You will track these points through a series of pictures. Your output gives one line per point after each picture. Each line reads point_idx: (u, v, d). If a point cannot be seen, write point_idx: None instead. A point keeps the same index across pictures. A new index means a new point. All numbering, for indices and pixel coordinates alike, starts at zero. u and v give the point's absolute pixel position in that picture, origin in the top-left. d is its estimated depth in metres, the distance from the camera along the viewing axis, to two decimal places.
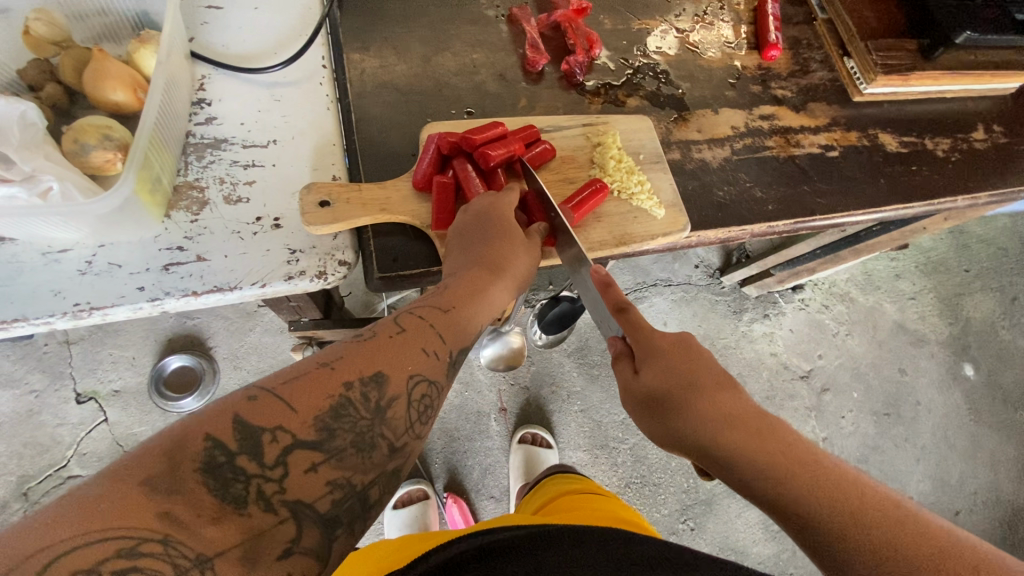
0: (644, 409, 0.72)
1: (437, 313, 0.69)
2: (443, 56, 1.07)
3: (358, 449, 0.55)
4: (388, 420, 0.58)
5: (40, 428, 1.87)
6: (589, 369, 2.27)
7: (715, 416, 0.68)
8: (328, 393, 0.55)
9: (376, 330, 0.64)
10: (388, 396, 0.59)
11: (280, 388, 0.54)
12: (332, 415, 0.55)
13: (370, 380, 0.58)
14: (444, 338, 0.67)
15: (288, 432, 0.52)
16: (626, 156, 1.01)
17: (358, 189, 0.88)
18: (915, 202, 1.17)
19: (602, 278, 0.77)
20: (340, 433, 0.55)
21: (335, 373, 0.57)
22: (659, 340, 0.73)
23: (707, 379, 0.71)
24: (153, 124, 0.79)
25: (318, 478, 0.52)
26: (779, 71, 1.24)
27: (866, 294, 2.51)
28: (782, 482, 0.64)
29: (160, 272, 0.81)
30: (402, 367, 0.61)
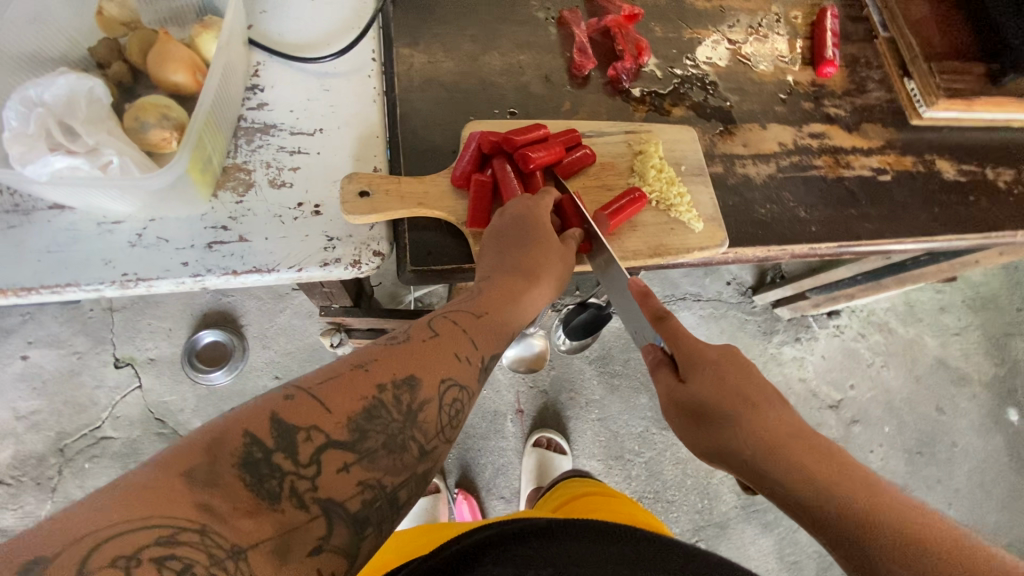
0: (690, 422, 0.74)
1: (469, 318, 0.72)
2: (490, 56, 1.07)
3: (389, 450, 0.57)
4: (419, 423, 0.60)
5: (80, 389, 1.97)
6: (611, 378, 2.25)
7: (765, 433, 0.69)
8: (362, 395, 0.57)
9: (408, 334, 0.66)
10: (420, 400, 0.60)
11: (315, 389, 0.56)
12: (365, 416, 0.56)
13: (403, 383, 0.60)
14: (476, 342, 0.70)
15: (323, 432, 0.54)
16: (667, 166, 0.99)
17: (397, 182, 0.89)
18: (970, 233, 1.11)
19: (641, 290, 0.78)
20: (372, 433, 0.56)
21: (369, 375, 0.59)
22: (704, 352, 0.74)
23: (758, 396, 0.72)
24: (210, 106, 0.82)
25: (349, 478, 0.54)
26: (834, 89, 1.20)
27: (907, 326, 2.41)
28: (837, 503, 0.63)
29: (204, 249, 0.84)
30: (434, 372, 0.63)
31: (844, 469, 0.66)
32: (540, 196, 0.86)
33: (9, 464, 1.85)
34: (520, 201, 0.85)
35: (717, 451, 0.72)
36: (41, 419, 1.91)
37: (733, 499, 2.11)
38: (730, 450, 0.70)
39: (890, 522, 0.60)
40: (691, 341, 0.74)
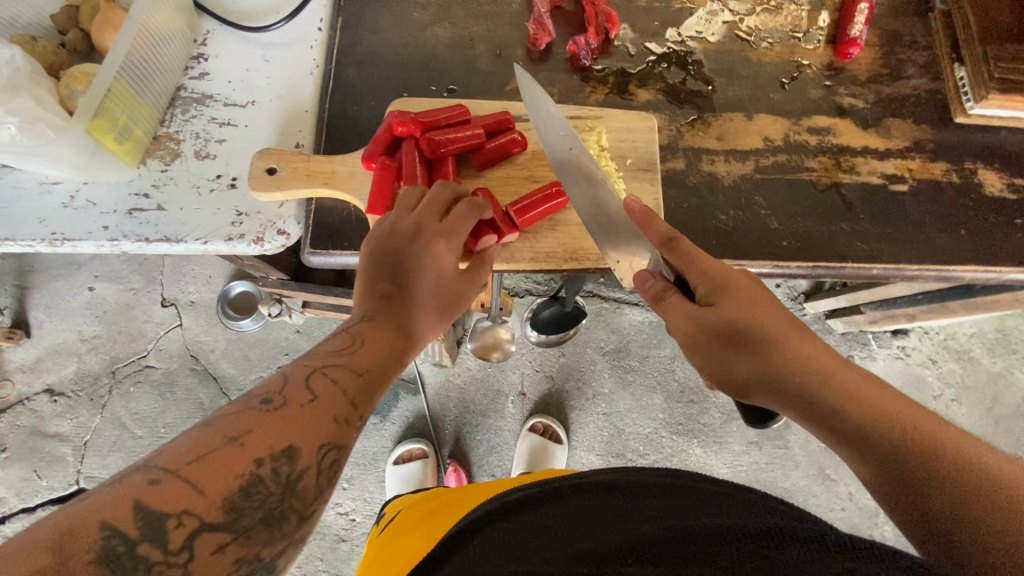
0: (716, 344, 0.65)
1: (350, 376, 0.58)
2: (440, 26, 1.00)
3: (267, 525, 0.48)
4: (299, 494, 0.51)
5: (133, 320, 2.13)
6: (623, 373, 2.12)
7: (801, 356, 0.61)
8: (237, 471, 0.47)
9: (284, 392, 0.54)
10: (300, 469, 0.51)
11: (184, 467, 0.46)
12: (242, 494, 0.47)
13: (282, 454, 0.50)
14: (358, 405, 0.57)
15: (195, 516, 0.45)
16: (608, 159, 0.88)
17: (307, 160, 0.87)
18: (1006, 266, 0.88)
19: (642, 208, 0.73)
20: (250, 511, 0.47)
21: (245, 449, 0.49)
22: (731, 277, 0.68)
23: (788, 324, 0.64)
24: (117, 74, 0.83)
25: (223, 560, 0.45)
26: (856, 74, 0.99)
27: (994, 357, 2.03)
28: (873, 418, 0.52)
29: (124, 216, 0.88)
30: (310, 437, 0.52)
31: (885, 394, 0.55)
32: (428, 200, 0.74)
33: (71, 380, 2.03)
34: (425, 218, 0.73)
35: (750, 376, 0.63)
36: (99, 342, 2.09)
37: None
38: (764, 372, 0.61)
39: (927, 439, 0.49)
40: (714, 264, 0.69)
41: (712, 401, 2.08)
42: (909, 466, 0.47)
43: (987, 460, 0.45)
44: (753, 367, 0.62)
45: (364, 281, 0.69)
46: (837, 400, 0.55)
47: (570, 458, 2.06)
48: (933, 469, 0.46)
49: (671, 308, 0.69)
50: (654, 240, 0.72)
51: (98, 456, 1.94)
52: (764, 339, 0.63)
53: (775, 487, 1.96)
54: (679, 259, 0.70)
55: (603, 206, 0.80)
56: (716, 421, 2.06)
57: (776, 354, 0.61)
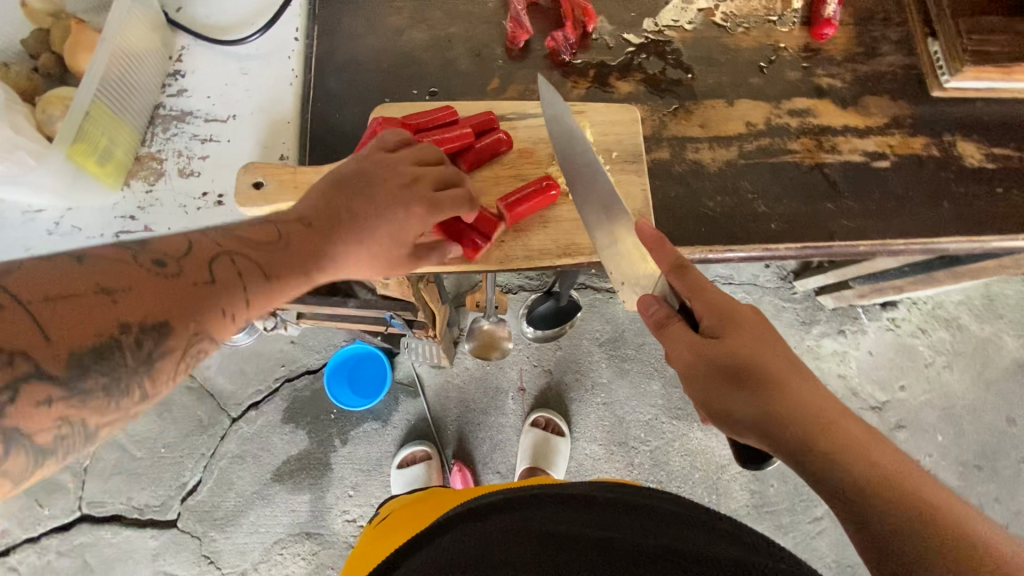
0: (719, 380, 0.65)
1: (255, 274, 0.60)
2: (417, 29, 0.99)
3: (108, 393, 0.51)
4: (153, 372, 0.53)
5: None
6: (620, 362, 2.14)
7: (804, 398, 0.62)
8: (97, 331, 0.49)
9: (182, 268, 0.56)
10: (164, 348, 0.53)
11: (36, 304, 0.47)
12: (95, 356, 0.49)
13: (151, 329, 0.52)
14: (250, 305, 0.60)
15: (32, 362, 0.46)
16: (594, 153, 0.89)
17: (293, 171, 0.87)
18: (990, 235, 0.90)
19: (655, 235, 0.72)
20: (94, 374, 0.49)
21: (114, 309, 0.51)
22: (735, 310, 0.68)
23: (789, 362, 0.65)
24: (94, 97, 0.82)
25: (48, 413, 0.48)
26: (833, 55, 1.01)
27: (981, 323, 2.07)
28: (870, 477, 0.56)
29: (112, 239, 0.87)
30: (188, 320, 0.55)
31: (879, 447, 0.58)
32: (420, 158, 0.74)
33: None
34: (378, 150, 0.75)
35: (750, 414, 0.63)
36: None
37: (745, 497, 1.99)
38: (767, 411, 0.61)
39: (920, 503, 0.53)
40: (720, 297, 0.69)
41: None
42: (905, 530, 0.52)
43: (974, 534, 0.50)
44: (753, 404, 0.63)
45: (313, 187, 0.71)
46: (839, 454, 0.57)
47: (574, 450, 2.08)
48: (928, 536, 0.51)
49: (674, 338, 0.69)
50: (663, 264, 0.72)
51: None
52: (767, 379, 0.63)
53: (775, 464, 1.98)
54: (686, 287, 0.70)
55: (610, 210, 0.79)
56: None
57: (779, 396, 0.62)
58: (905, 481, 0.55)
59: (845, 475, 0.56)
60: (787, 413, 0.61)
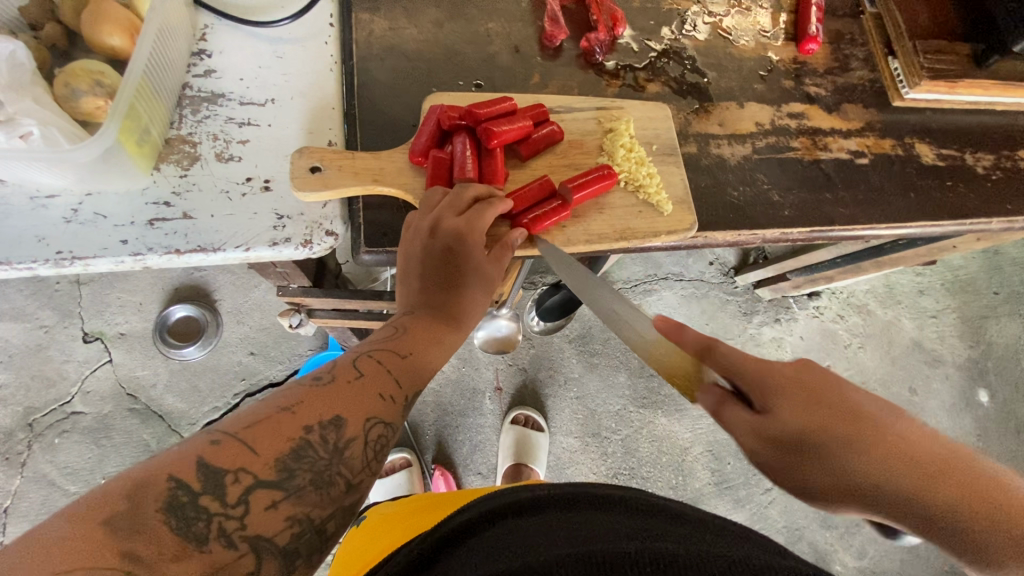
0: (797, 460, 0.58)
1: (393, 357, 0.69)
2: (456, 23, 1.01)
3: (317, 487, 0.57)
4: (346, 459, 0.60)
5: (48, 363, 1.93)
6: (590, 357, 2.22)
7: (866, 431, 0.58)
8: (288, 436, 0.57)
9: (334, 374, 0.65)
10: (346, 438, 0.60)
11: (242, 432, 0.56)
12: (293, 457, 0.56)
13: (329, 423, 0.60)
14: (402, 383, 0.68)
15: (251, 474, 0.54)
16: (638, 145, 0.96)
17: (351, 157, 0.85)
18: (946, 219, 1.10)
19: (672, 324, 0.70)
20: (301, 472, 0.57)
21: (295, 417, 0.59)
22: (791, 369, 0.63)
23: (822, 385, 0.62)
24: (142, 73, 0.76)
25: (278, 515, 0.54)
26: (815, 67, 1.16)
27: (886, 308, 2.41)
28: (950, 496, 0.54)
29: (144, 227, 0.80)
30: (358, 410, 0.63)
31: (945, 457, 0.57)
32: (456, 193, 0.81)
33: None
34: (443, 215, 0.79)
35: (831, 485, 0.58)
36: (8, 394, 1.88)
37: (707, 476, 2.11)
38: (844, 478, 0.57)
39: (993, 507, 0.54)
40: (757, 357, 0.64)
41: None
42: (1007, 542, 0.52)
43: None
44: (842, 475, 0.57)
45: (403, 275, 0.80)
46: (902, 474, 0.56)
47: (552, 444, 2.12)
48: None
49: (737, 421, 0.62)
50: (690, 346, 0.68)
51: (22, 520, 1.73)
52: (848, 451, 0.57)
53: (732, 443, 2.14)
54: (727, 367, 0.64)
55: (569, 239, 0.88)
56: (676, 390, 2.21)
57: (860, 452, 0.57)
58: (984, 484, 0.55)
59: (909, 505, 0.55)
60: (874, 467, 0.56)
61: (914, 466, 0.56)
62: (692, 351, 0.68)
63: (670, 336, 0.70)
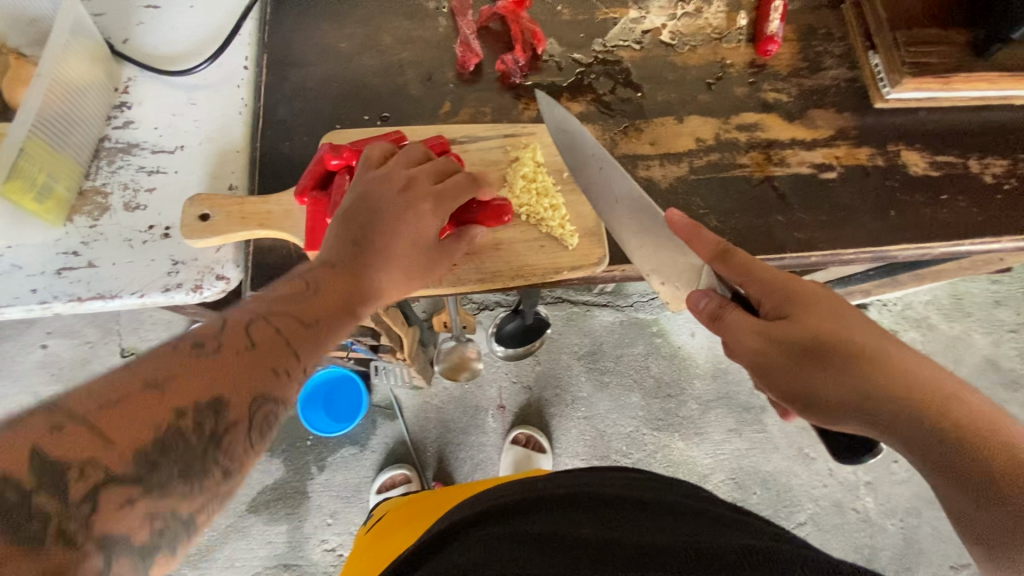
0: (793, 360, 0.62)
1: (295, 325, 0.60)
2: (368, 55, 1.00)
3: (186, 477, 0.49)
4: (223, 447, 0.51)
5: (90, 376, 2.08)
6: (599, 375, 2.07)
7: (865, 347, 0.61)
8: (154, 419, 0.48)
9: (220, 342, 0.55)
10: (227, 424, 0.52)
11: (94, 416, 0.46)
12: (157, 447, 0.48)
13: (207, 407, 0.51)
14: (302, 356, 0.59)
15: (104, 468, 0.45)
16: (544, 174, 0.89)
17: (240, 202, 0.86)
18: (936, 241, 0.92)
19: (691, 222, 0.72)
20: (168, 468, 0.48)
21: (165, 398, 0.49)
22: (799, 284, 0.65)
23: (840, 311, 0.63)
24: (35, 132, 0.79)
25: (135, 512, 0.46)
26: (777, 70, 1.03)
27: (950, 322, 2.08)
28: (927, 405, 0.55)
29: (53, 276, 0.85)
30: (241, 386, 0.53)
31: (944, 390, 0.57)
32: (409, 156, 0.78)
33: None
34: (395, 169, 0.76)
35: (818, 387, 0.60)
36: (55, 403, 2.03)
37: None
38: (834, 382, 0.60)
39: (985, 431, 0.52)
40: (774, 271, 0.67)
41: (689, 393, 2.05)
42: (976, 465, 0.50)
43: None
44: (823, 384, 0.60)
45: (332, 228, 0.72)
46: (896, 392, 0.57)
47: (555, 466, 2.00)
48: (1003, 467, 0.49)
49: (734, 324, 0.66)
50: (705, 251, 0.71)
51: None
52: (837, 357, 0.60)
53: (757, 473, 1.94)
54: (733, 270, 0.68)
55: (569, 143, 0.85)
56: (695, 412, 2.03)
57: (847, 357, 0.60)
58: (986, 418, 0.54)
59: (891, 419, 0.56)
60: (868, 382, 0.58)
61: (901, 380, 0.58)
62: (706, 259, 0.71)
63: (687, 237, 0.72)
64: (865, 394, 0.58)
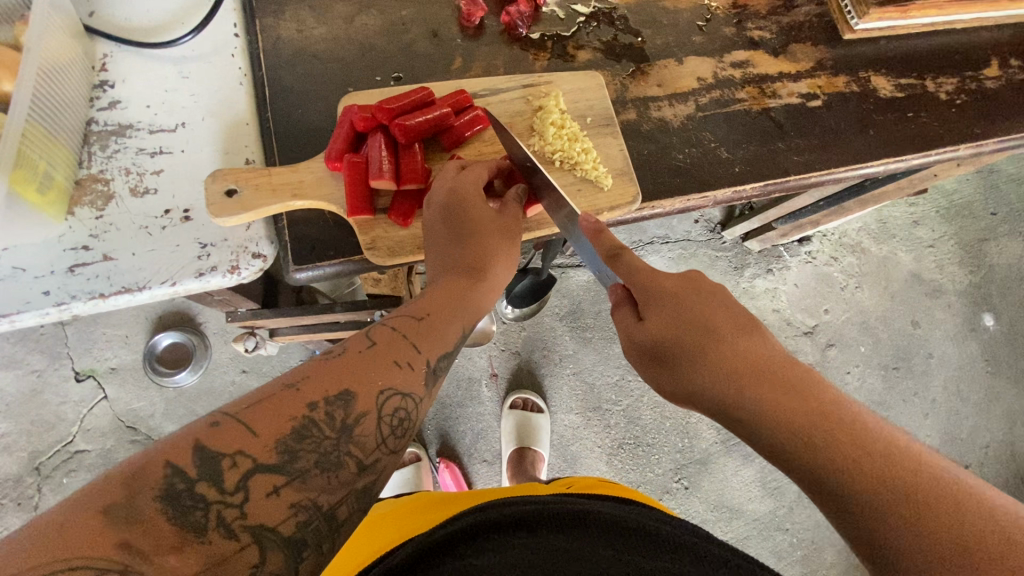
0: (653, 363, 0.67)
1: (409, 323, 0.60)
2: (367, 15, 0.97)
3: (323, 469, 0.48)
4: (356, 437, 0.51)
5: (45, 406, 1.74)
6: (582, 332, 2.03)
7: (730, 360, 0.62)
8: (290, 415, 0.48)
9: (344, 347, 0.56)
10: (356, 414, 0.51)
11: (242, 412, 0.47)
12: (295, 437, 0.48)
13: (337, 399, 0.51)
14: (421, 349, 0.58)
15: (249, 457, 0.45)
16: (570, 120, 0.91)
17: (267, 173, 0.81)
18: (910, 153, 1.04)
19: (590, 227, 0.71)
20: (304, 454, 0.48)
21: (300, 394, 0.50)
22: (665, 285, 0.68)
23: (719, 323, 0.65)
24: (29, 115, 0.72)
25: (280, 502, 0.46)
26: (757, 10, 1.10)
27: (879, 244, 2.17)
28: (790, 421, 0.56)
29: (65, 275, 0.77)
30: (370, 381, 0.53)
31: (830, 410, 0.56)
32: (468, 168, 0.76)
33: None
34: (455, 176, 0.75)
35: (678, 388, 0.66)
36: (8, 442, 1.69)
37: (713, 434, 1.94)
38: (687, 386, 0.64)
39: (853, 453, 0.52)
40: (651, 280, 0.68)
41: None
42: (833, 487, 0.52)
43: (904, 472, 0.50)
44: (689, 388, 0.64)
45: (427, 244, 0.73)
46: (756, 416, 0.58)
47: (553, 423, 1.96)
48: (874, 497, 0.49)
49: (623, 326, 0.71)
50: (600, 254, 0.72)
51: None
52: (701, 360, 0.63)
53: None
54: (620, 274, 0.70)
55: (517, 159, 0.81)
56: None
57: (705, 364, 0.63)
58: (861, 430, 0.54)
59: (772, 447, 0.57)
60: (728, 400, 0.60)
61: (772, 386, 0.59)
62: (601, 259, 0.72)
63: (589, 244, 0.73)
64: (729, 409, 0.61)
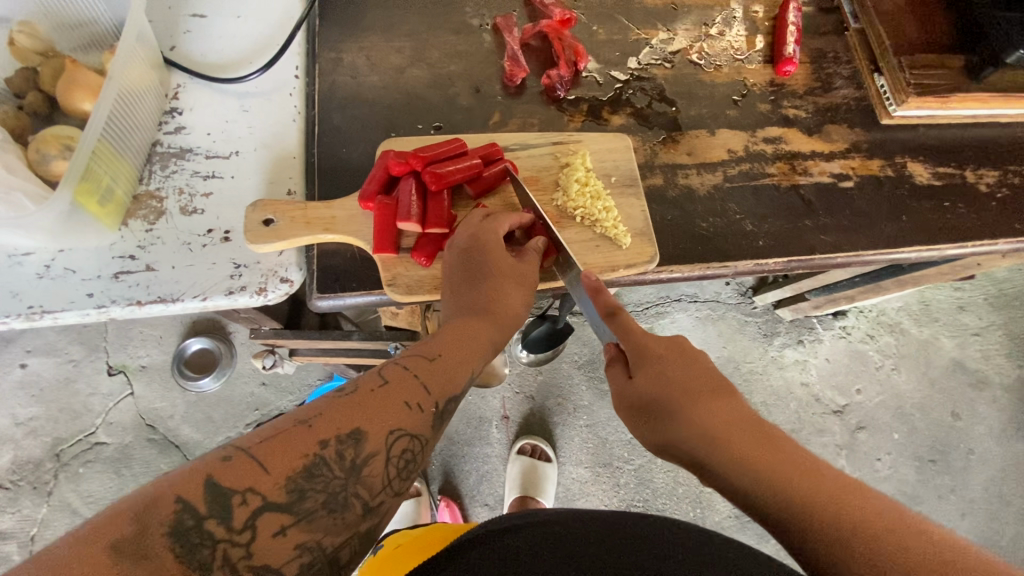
0: (641, 417, 0.67)
1: (421, 361, 0.64)
2: (417, 68, 1.04)
3: (330, 510, 0.53)
4: (363, 479, 0.55)
5: (75, 396, 1.81)
6: (599, 383, 2.00)
7: (708, 421, 0.62)
8: (301, 453, 0.53)
9: (357, 385, 0.60)
10: (365, 454, 0.55)
11: (255, 449, 0.52)
12: (305, 476, 0.52)
13: (348, 437, 0.55)
14: (430, 390, 0.62)
15: (259, 494, 0.50)
16: (595, 179, 0.94)
17: (304, 206, 0.87)
18: (944, 243, 1.02)
19: (591, 284, 0.73)
20: (312, 494, 0.52)
21: (312, 431, 0.54)
22: (657, 344, 0.68)
23: (698, 385, 0.65)
24: (100, 135, 0.80)
25: (286, 542, 0.50)
26: (794, 89, 1.12)
27: (919, 326, 2.08)
28: (776, 482, 0.56)
29: (110, 280, 0.83)
30: (380, 421, 0.57)
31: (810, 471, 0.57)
32: (490, 218, 0.79)
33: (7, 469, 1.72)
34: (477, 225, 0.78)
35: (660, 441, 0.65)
36: (36, 426, 1.77)
37: (726, 507, 1.85)
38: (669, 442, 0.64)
39: (841, 516, 0.52)
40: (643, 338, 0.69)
41: None
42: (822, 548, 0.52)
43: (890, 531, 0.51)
44: (674, 447, 0.64)
45: (444, 287, 0.76)
46: (743, 476, 0.58)
47: (560, 474, 1.91)
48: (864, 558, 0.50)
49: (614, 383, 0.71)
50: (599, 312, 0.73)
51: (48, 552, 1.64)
52: (685, 417, 0.63)
53: None
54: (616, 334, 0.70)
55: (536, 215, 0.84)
56: None
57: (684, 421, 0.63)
58: (829, 482, 0.56)
59: (745, 498, 0.58)
60: (710, 458, 0.60)
61: (752, 444, 0.60)
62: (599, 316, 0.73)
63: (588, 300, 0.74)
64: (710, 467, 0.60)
